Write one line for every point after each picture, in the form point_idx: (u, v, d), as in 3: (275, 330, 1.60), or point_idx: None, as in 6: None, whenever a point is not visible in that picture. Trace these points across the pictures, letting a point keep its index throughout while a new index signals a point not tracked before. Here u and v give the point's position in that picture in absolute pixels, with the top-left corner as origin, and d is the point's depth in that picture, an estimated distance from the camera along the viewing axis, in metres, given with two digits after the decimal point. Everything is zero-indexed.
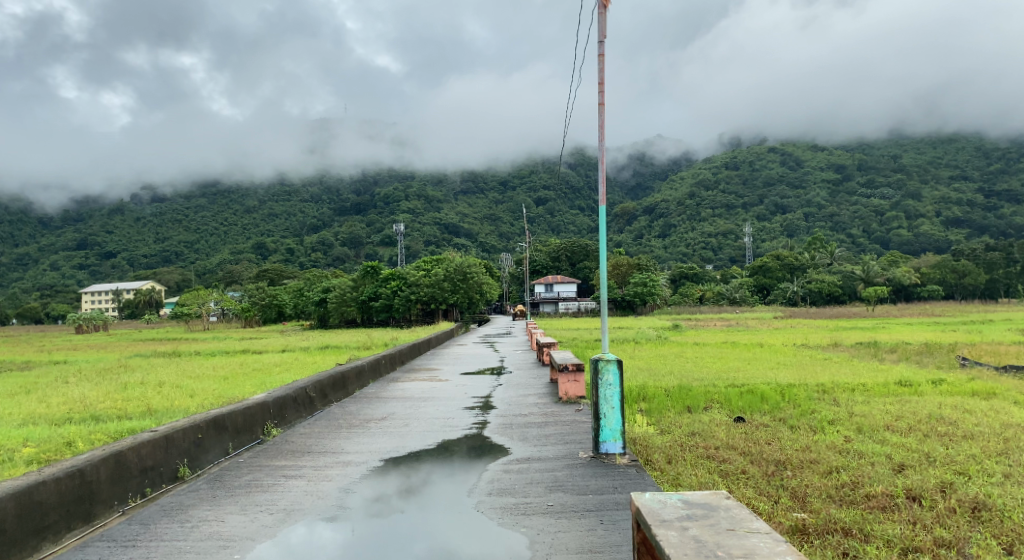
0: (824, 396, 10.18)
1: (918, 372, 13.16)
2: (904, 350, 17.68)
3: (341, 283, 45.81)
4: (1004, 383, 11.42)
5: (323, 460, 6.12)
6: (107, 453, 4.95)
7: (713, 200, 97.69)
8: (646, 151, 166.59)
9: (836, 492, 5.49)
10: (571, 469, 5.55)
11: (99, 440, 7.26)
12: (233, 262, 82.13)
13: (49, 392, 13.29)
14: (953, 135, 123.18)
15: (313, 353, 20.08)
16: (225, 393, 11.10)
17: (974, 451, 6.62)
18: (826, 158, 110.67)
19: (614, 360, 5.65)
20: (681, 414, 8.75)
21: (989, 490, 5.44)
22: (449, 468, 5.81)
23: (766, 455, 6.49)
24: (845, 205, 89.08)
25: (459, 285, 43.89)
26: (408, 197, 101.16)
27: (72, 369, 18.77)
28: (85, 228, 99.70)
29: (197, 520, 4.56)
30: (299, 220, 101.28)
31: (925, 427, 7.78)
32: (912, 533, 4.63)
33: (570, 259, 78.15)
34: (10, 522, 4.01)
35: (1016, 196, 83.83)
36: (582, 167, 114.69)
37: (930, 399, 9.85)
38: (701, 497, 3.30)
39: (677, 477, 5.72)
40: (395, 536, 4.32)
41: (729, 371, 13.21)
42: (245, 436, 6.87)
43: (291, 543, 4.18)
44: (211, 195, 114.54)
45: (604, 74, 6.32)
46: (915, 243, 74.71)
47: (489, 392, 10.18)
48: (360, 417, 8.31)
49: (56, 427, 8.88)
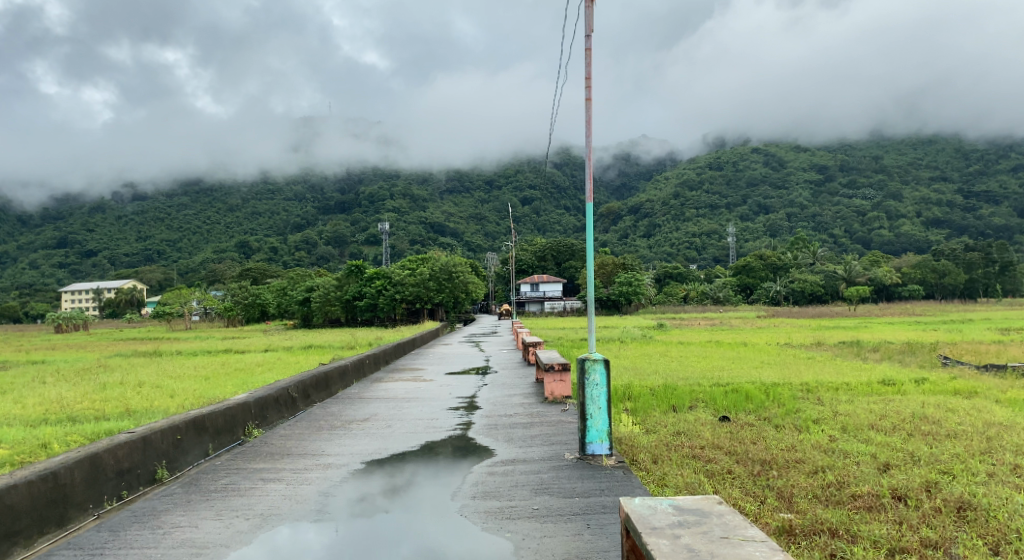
0: (807, 396, 10.10)
1: (901, 372, 13.06)
2: (886, 350, 17.61)
3: (325, 283, 45.39)
4: (985, 383, 11.37)
5: (303, 462, 5.96)
6: (83, 455, 4.79)
7: (697, 201, 98.38)
8: (630, 151, 167.32)
9: (823, 492, 5.43)
10: (555, 470, 5.47)
11: (74, 441, 7.08)
12: (215, 261, 81.46)
13: (25, 392, 13.08)
14: (932, 136, 124.71)
15: (296, 354, 19.86)
16: (205, 394, 10.90)
17: (957, 450, 6.61)
18: (808, 158, 111.69)
19: (602, 359, 5.56)
20: (665, 413, 8.68)
21: (972, 490, 5.42)
22: (433, 468, 5.73)
23: (752, 455, 6.43)
24: (828, 205, 90.01)
25: (444, 285, 43.69)
26: (393, 196, 100.78)
27: (49, 368, 18.51)
28: (64, 225, 98.00)
29: (170, 526, 4.39)
30: (283, 219, 100.60)
31: (908, 426, 7.76)
32: (898, 534, 4.59)
33: (555, 259, 78.32)
34: None
35: (994, 197, 85.21)
36: (568, 167, 115.21)
37: (913, 398, 9.79)
38: (693, 504, 3.21)
39: (663, 477, 5.64)
40: (378, 536, 4.22)
41: (711, 371, 13.15)
42: (224, 437, 6.71)
43: (275, 544, 4.10)
44: (193, 193, 113.60)
45: (590, 70, 6.23)
46: (897, 243, 75.70)
47: (473, 392, 10.08)
48: (343, 418, 8.17)
49: (32, 428, 8.65)
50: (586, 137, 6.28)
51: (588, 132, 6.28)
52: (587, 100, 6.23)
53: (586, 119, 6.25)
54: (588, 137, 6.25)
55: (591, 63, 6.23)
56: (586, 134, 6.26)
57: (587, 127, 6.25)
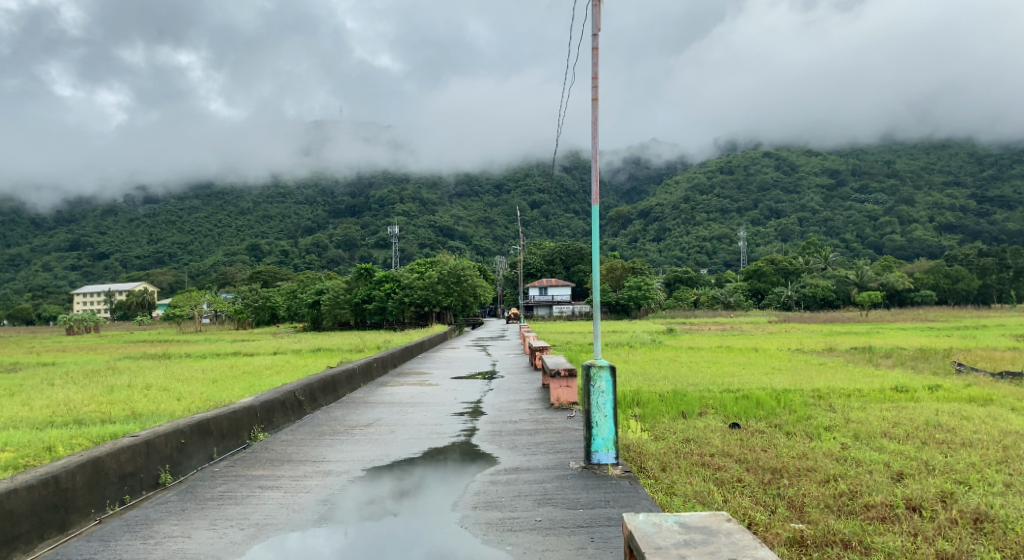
0: (820, 401, 10.00)
1: (914, 378, 12.92)
2: (899, 356, 17.50)
3: (335, 285, 45.60)
4: (1000, 390, 11.27)
5: (303, 469, 5.86)
6: (85, 459, 4.72)
7: (708, 204, 98.10)
8: (641, 155, 167.11)
9: (835, 502, 5.29)
10: (561, 480, 5.34)
11: (79, 445, 6.98)
12: (226, 264, 81.96)
13: (33, 395, 12.94)
14: (945, 141, 124.05)
15: (305, 356, 19.77)
16: (211, 398, 10.77)
17: (974, 459, 6.45)
18: (819, 163, 111.15)
19: (607, 366, 5.40)
20: (675, 419, 8.57)
21: (990, 500, 5.25)
22: (442, 472, 5.65)
23: (762, 463, 6.29)
24: (839, 210, 89.30)
25: (452, 288, 43.07)
26: (402, 199, 101.33)
27: (59, 371, 18.39)
28: (78, 228, 98.63)
29: (162, 536, 4.30)
30: (294, 222, 101.10)
31: (923, 434, 7.62)
32: (913, 547, 4.42)
33: (564, 262, 78.11)
34: (6, 517, 3.97)
35: (1008, 203, 84.49)
36: (577, 171, 115.43)
37: (928, 405, 9.68)
38: (700, 520, 3.09)
39: (671, 486, 5.49)
40: (393, 541, 4.16)
41: (723, 376, 13.02)
42: (230, 440, 6.65)
43: (287, 550, 4.03)
44: (205, 196, 114.52)
45: (597, 68, 6.12)
46: (909, 248, 74.90)
47: (479, 397, 9.93)
48: (346, 423, 8.06)
49: (37, 431, 8.55)
50: (592, 137, 6.12)
51: (593, 133, 6.13)
52: (592, 99, 6.12)
53: (592, 119, 6.13)
54: (593, 135, 6.12)
55: (597, 63, 6.12)
56: (592, 135, 6.11)
57: (593, 128, 6.11)
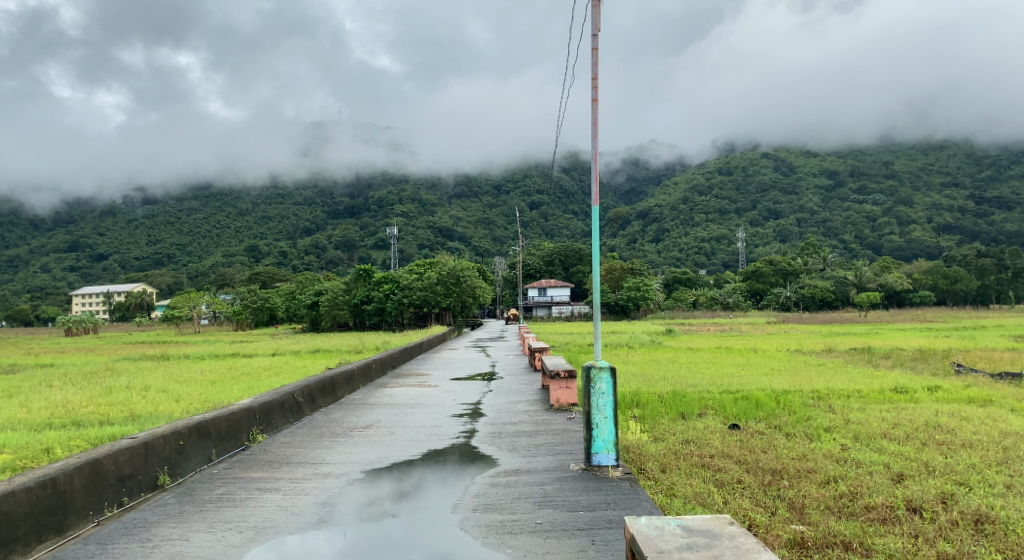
0: (819, 403, 9.98)
1: (913, 379, 12.90)
2: (898, 356, 17.51)
3: (333, 286, 45.56)
4: (999, 391, 11.24)
5: (301, 472, 5.83)
6: (84, 461, 4.70)
7: (707, 205, 98.14)
8: (640, 156, 167.08)
9: (835, 503, 5.27)
10: (561, 482, 5.32)
11: (77, 446, 6.97)
12: (225, 265, 81.89)
13: (32, 396, 12.94)
14: (944, 142, 124.07)
15: (304, 357, 19.76)
16: (210, 399, 10.75)
17: (974, 460, 6.44)
18: (818, 163, 111.23)
19: (607, 367, 5.39)
20: (674, 421, 8.55)
21: (990, 502, 5.22)
22: (441, 474, 5.63)
23: (762, 464, 6.28)
24: (838, 211, 89.38)
25: (451, 289, 43.07)
26: (401, 200, 101.30)
27: (57, 372, 18.36)
28: (76, 229, 98.52)
29: (160, 539, 4.28)
30: (292, 223, 101.02)
31: (922, 434, 7.60)
32: (913, 547, 4.41)
33: (563, 263, 78.10)
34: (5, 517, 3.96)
35: (1006, 204, 84.59)
36: (576, 172, 115.42)
37: (926, 406, 9.66)
38: (702, 523, 3.08)
39: (671, 487, 5.48)
40: (392, 542, 4.14)
41: (722, 377, 13.02)
42: (229, 442, 6.63)
43: (286, 551, 4.02)
44: (204, 197, 114.43)
45: (597, 69, 6.11)
46: (907, 249, 74.89)
47: (478, 399, 9.91)
48: (345, 425, 8.04)
49: (35, 433, 8.53)
50: (592, 137, 6.09)
51: (594, 133, 6.12)
52: (592, 100, 6.11)
53: (592, 119, 6.11)
54: (593, 135, 6.10)
55: (597, 63, 6.10)
56: (592, 134, 6.09)
57: (592, 129, 6.09)
